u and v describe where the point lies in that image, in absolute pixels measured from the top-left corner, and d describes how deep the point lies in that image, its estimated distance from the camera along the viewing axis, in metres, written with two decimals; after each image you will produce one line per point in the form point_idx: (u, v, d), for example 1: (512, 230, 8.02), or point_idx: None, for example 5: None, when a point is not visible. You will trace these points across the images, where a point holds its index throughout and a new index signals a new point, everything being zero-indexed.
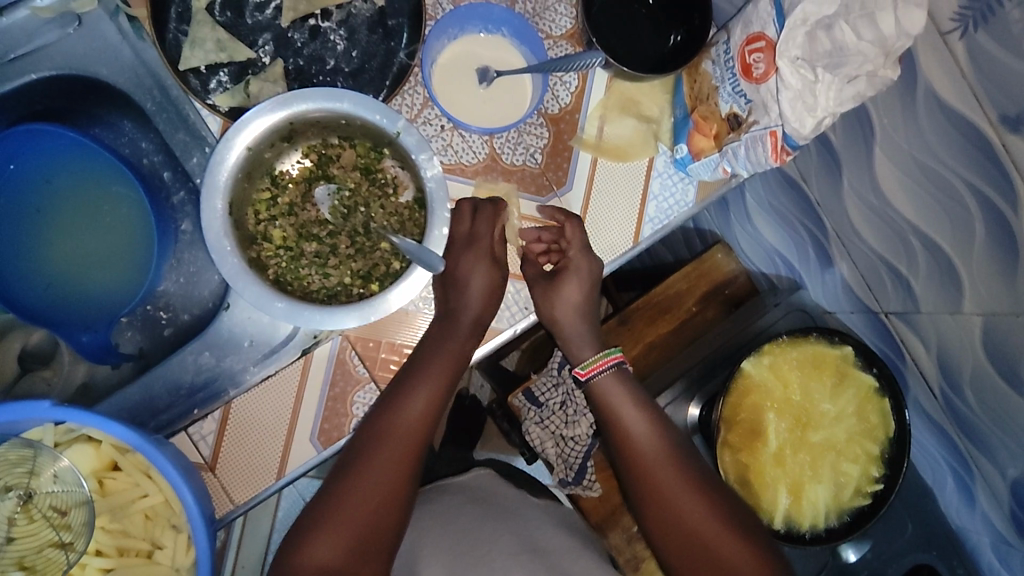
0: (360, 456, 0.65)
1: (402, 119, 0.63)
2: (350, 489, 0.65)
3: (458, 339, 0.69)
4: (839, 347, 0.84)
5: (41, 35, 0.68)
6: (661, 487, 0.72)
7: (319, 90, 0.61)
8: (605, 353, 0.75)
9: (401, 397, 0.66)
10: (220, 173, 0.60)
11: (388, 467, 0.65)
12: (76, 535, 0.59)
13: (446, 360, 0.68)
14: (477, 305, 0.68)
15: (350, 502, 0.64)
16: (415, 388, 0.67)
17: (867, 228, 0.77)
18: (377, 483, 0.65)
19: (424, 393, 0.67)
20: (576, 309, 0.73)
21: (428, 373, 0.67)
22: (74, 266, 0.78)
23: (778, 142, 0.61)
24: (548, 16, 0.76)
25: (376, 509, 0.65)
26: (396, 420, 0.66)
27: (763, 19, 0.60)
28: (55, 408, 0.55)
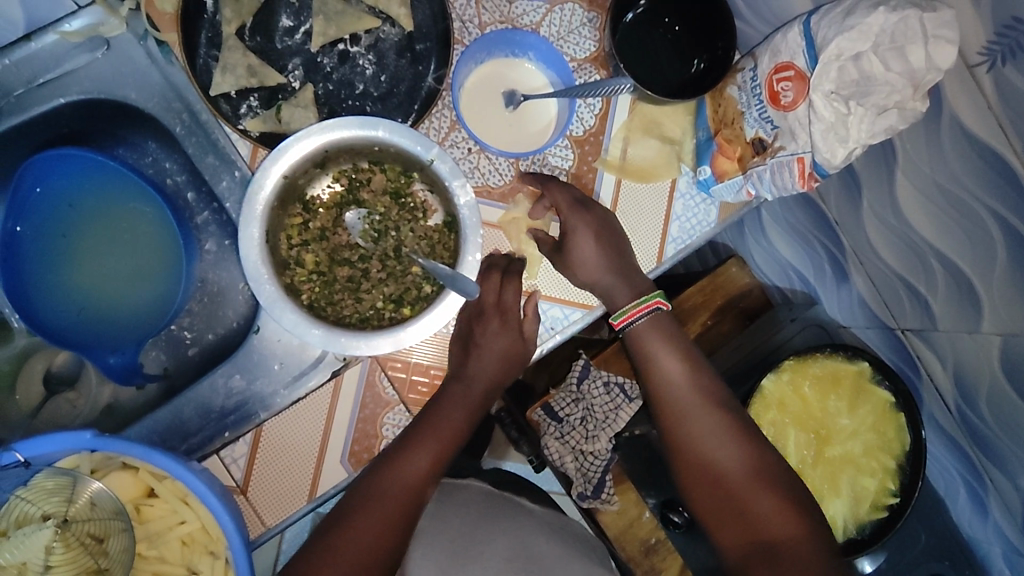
0: (363, 502, 0.63)
1: (436, 146, 0.64)
2: (345, 539, 0.61)
3: (468, 404, 0.70)
4: (856, 363, 0.86)
5: (70, 59, 0.68)
6: (708, 461, 0.73)
7: (354, 118, 0.62)
8: (639, 303, 0.74)
9: (411, 448, 0.66)
10: (257, 202, 0.61)
11: (390, 510, 0.63)
12: (113, 562, 0.59)
13: (454, 422, 0.69)
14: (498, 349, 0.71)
15: (347, 549, 0.60)
16: (426, 443, 0.67)
17: (887, 249, 0.79)
18: (373, 525, 0.62)
19: (432, 452, 0.67)
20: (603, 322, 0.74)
21: (437, 432, 0.68)
22: (100, 288, 0.76)
23: (807, 167, 0.63)
24: (572, 39, 0.77)
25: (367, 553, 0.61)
26: (404, 466, 0.65)
27: (792, 49, 0.61)
28: (97, 437, 0.56)
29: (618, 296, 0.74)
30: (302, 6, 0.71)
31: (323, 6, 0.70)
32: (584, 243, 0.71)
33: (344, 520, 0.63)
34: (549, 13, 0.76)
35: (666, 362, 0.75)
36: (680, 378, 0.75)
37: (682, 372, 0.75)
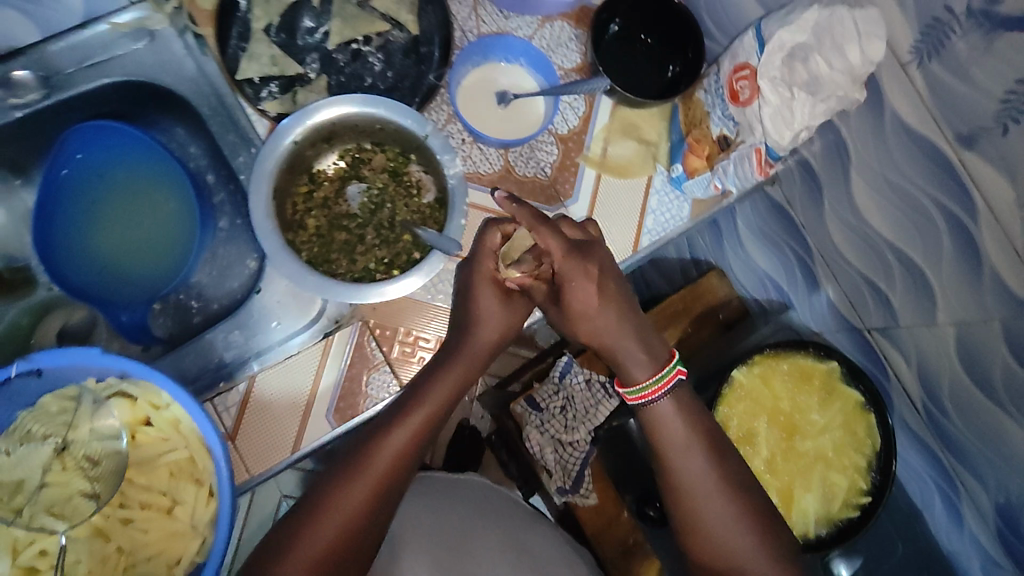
0: (352, 466, 0.66)
1: (430, 125, 0.72)
2: (333, 501, 0.64)
3: (464, 361, 0.71)
4: (825, 362, 0.89)
5: (115, 45, 0.78)
6: (715, 537, 0.70)
7: (360, 96, 0.70)
8: (658, 381, 0.72)
9: (402, 412, 0.68)
10: (268, 162, 0.68)
11: (369, 491, 0.65)
12: (103, 487, 0.63)
13: (445, 386, 0.70)
14: (490, 334, 0.72)
15: (332, 513, 0.64)
16: (416, 406, 0.69)
17: (850, 250, 0.84)
18: (357, 501, 0.65)
19: (423, 413, 0.69)
20: (599, 309, 0.71)
21: (427, 397, 0.69)
22: (121, 250, 0.83)
23: (762, 156, 0.70)
24: (561, 51, 0.86)
25: (343, 532, 0.63)
26: (395, 430, 0.68)
27: (747, 51, 0.69)
28: (106, 355, 0.59)
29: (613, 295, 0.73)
30: (323, 11, 0.81)
31: (341, 11, 0.80)
32: (580, 287, 0.70)
33: (325, 495, 0.65)
34: (540, 28, 0.86)
35: (677, 437, 0.72)
36: (693, 459, 0.72)
37: (694, 451, 0.72)
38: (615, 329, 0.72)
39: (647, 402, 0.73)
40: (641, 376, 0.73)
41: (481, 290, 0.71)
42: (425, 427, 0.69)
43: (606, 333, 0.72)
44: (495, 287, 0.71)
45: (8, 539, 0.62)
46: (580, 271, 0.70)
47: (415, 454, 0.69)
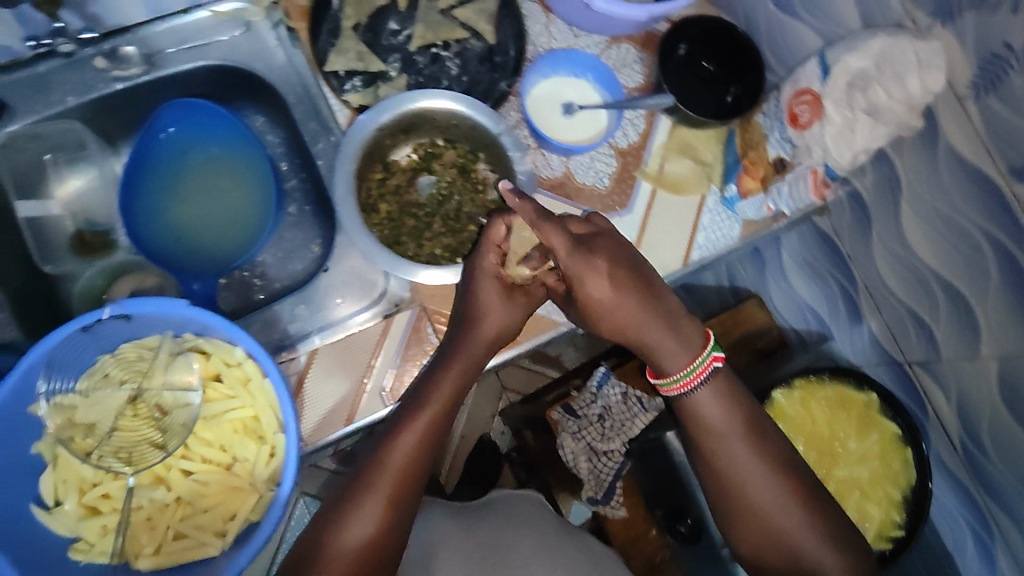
0: (357, 490, 0.68)
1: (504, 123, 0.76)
2: (342, 526, 0.67)
3: (454, 378, 0.73)
4: (864, 393, 0.90)
5: (213, 31, 0.84)
6: (765, 514, 0.74)
7: (444, 92, 0.74)
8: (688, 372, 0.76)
9: (397, 433, 0.70)
10: (354, 145, 0.73)
11: (378, 508, 0.68)
12: (170, 436, 0.66)
13: (437, 402, 0.72)
14: (495, 325, 0.74)
15: (343, 537, 0.66)
16: (409, 425, 0.71)
17: (896, 281, 0.87)
18: (366, 523, 0.67)
19: (416, 432, 0.71)
20: (608, 300, 0.72)
21: (420, 416, 0.71)
22: (197, 223, 0.87)
23: (819, 176, 0.74)
24: (625, 71, 0.91)
25: (361, 548, 0.66)
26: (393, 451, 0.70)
27: (809, 76, 0.72)
28: (191, 307, 0.63)
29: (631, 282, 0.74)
30: (408, 16, 0.86)
31: (426, 16, 0.86)
32: (590, 282, 0.72)
33: (337, 518, 0.68)
34: (607, 49, 0.91)
35: (717, 424, 0.76)
36: (734, 445, 0.75)
37: (736, 438, 0.76)
38: (633, 316, 0.74)
39: (687, 392, 0.77)
40: (682, 361, 0.76)
41: (482, 285, 0.74)
42: (427, 440, 0.71)
43: (625, 320, 0.74)
44: (500, 280, 0.74)
45: (76, 478, 0.64)
46: (588, 266, 0.71)
47: (417, 469, 0.71)
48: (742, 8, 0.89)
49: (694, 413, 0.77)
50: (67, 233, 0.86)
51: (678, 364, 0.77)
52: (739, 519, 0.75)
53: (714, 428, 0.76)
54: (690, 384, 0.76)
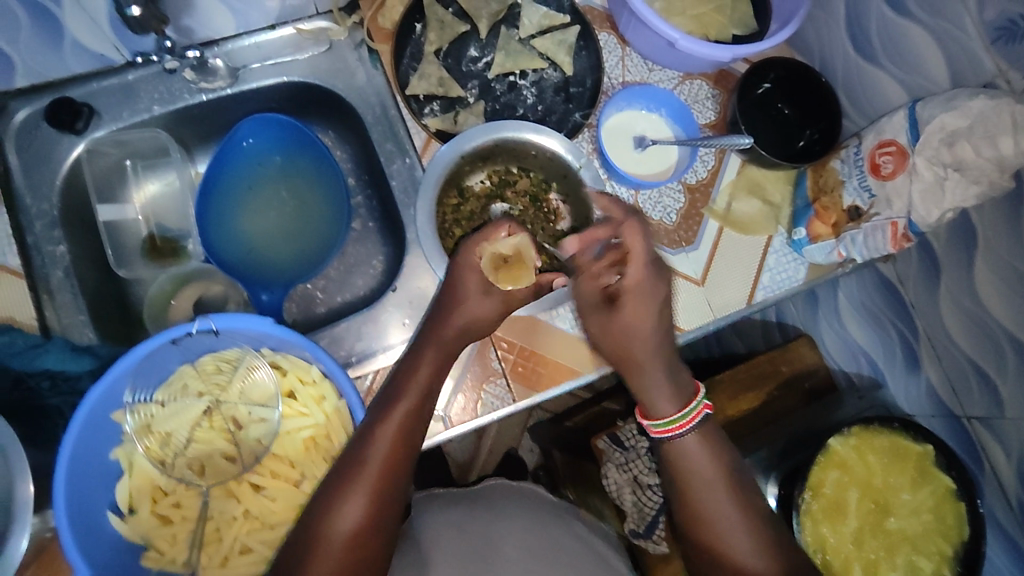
0: (341, 476, 0.62)
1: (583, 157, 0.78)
2: (329, 515, 0.61)
3: (433, 355, 0.70)
4: (920, 444, 0.88)
5: (297, 49, 0.85)
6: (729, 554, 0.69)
7: (526, 126, 0.77)
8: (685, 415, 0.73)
9: (382, 410, 0.65)
10: (437, 174, 0.76)
11: (366, 492, 0.62)
12: (245, 451, 0.68)
13: (417, 383, 0.68)
14: (461, 321, 0.71)
15: (331, 525, 0.60)
16: (392, 403, 0.66)
17: (961, 333, 0.85)
18: (354, 510, 0.61)
19: (403, 410, 0.65)
20: (642, 334, 0.74)
21: (401, 395, 0.67)
22: (268, 234, 0.88)
23: (899, 230, 0.73)
24: (697, 107, 0.91)
25: (350, 540, 0.60)
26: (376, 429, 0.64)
27: (896, 128, 0.72)
28: (276, 325, 0.63)
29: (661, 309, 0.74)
30: (488, 43, 0.88)
31: (506, 45, 0.87)
32: (636, 300, 0.73)
33: (322, 509, 0.61)
34: (680, 84, 0.91)
35: (701, 460, 0.72)
36: (715, 487, 0.71)
37: (715, 474, 0.72)
38: (646, 347, 0.74)
39: (676, 435, 0.73)
40: (671, 398, 0.74)
41: (464, 275, 0.72)
42: (411, 423, 0.65)
43: (632, 345, 0.74)
44: (482, 274, 0.72)
45: (151, 487, 0.66)
46: (639, 291, 0.73)
47: (409, 448, 0.65)
48: (819, 51, 0.89)
49: (680, 455, 0.73)
50: (140, 237, 0.87)
51: (667, 412, 0.74)
52: (702, 554, 0.71)
53: (694, 468, 0.72)
54: (682, 429, 0.73)
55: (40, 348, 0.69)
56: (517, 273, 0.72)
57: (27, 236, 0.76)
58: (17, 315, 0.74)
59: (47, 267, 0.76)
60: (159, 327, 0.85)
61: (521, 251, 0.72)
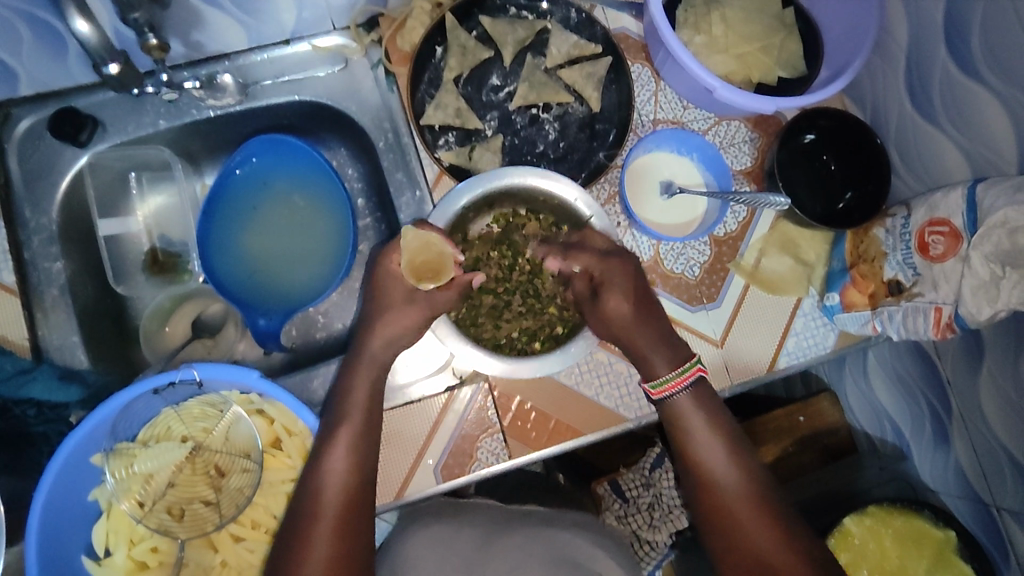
0: (322, 438, 0.63)
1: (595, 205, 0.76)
2: (318, 474, 0.61)
3: (375, 346, 0.68)
4: (942, 529, 0.82)
5: (310, 66, 0.80)
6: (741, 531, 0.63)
7: (531, 169, 0.74)
8: (683, 370, 0.68)
9: (348, 380, 0.66)
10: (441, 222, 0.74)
11: (348, 457, 0.61)
12: (225, 499, 0.66)
13: (370, 362, 0.68)
14: (386, 334, 0.69)
15: (320, 483, 0.60)
16: (355, 373, 0.67)
17: (998, 418, 0.76)
18: (335, 467, 0.61)
19: (364, 381, 0.66)
20: (629, 321, 0.70)
21: (356, 369, 0.67)
22: (271, 258, 0.85)
23: (944, 317, 0.66)
24: (732, 151, 0.84)
25: (342, 511, 0.59)
26: (347, 395, 0.65)
27: (951, 208, 0.66)
28: (262, 379, 0.63)
29: (643, 295, 0.71)
30: (512, 71, 0.83)
31: (530, 76, 0.81)
32: (613, 295, 0.70)
33: (312, 473, 0.61)
34: (716, 125, 0.84)
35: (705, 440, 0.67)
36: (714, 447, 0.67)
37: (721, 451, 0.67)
38: (633, 334, 0.70)
39: (667, 396, 0.69)
40: (663, 368, 0.69)
41: (387, 287, 0.70)
42: (372, 403, 0.65)
43: (623, 334, 0.70)
44: (405, 281, 0.69)
45: (128, 530, 0.65)
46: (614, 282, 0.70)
47: (375, 415, 0.65)
48: (873, 100, 0.81)
49: (681, 415, 0.68)
50: (141, 250, 0.84)
51: (657, 373, 0.70)
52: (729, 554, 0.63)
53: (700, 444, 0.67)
54: (673, 390, 0.68)
55: (28, 375, 0.69)
56: (440, 272, 0.69)
57: (24, 252, 0.74)
58: (10, 335, 0.72)
59: (42, 285, 0.74)
60: (152, 347, 0.84)
61: (436, 249, 0.68)
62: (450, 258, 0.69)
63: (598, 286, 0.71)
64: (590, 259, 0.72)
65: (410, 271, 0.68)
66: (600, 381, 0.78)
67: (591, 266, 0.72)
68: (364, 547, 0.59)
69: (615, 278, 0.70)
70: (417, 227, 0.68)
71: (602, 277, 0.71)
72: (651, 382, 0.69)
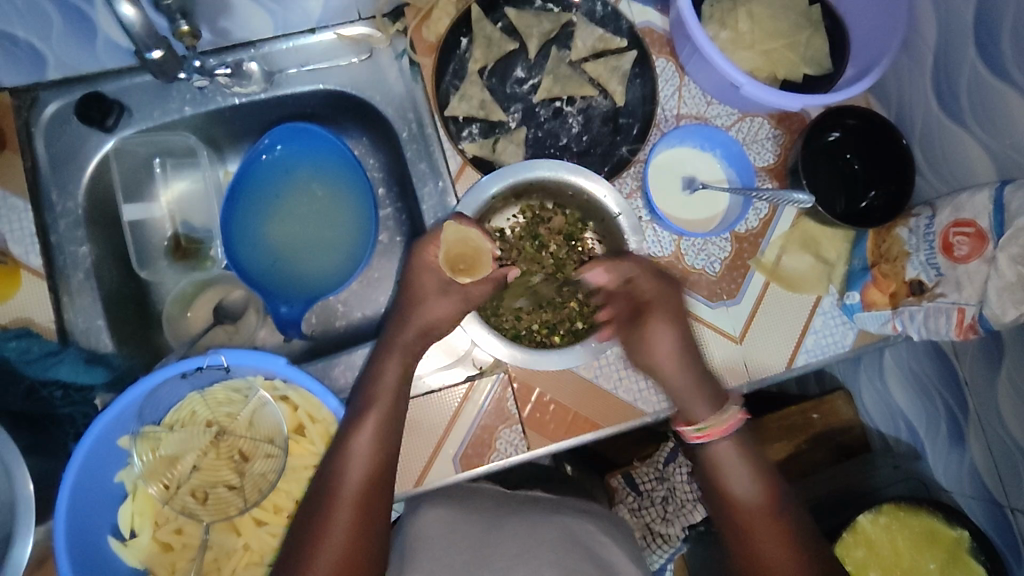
0: (350, 419, 0.64)
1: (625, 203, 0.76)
2: (342, 453, 0.62)
3: (403, 334, 0.70)
4: (955, 528, 0.82)
5: (335, 55, 0.80)
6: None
7: (563, 164, 0.75)
8: (718, 420, 0.71)
9: (378, 363, 0.67)
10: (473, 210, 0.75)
11: (374, 436, 0.62)
12: (248, 483, 0.67)
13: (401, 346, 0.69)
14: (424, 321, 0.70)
15: (343, 463, 0.61)
16: (390, 355, 0.68)
17: (1015, 419, 0.76)
18: (360, 447, 0.62)
19: (396, 365, 0.67)
20: (672, 356, 0.73)
21: (393, 350, 0.69)
22: (293, 246, 0.85)
23: (966, 318, 0.66)
24: (755, 148, 0.84)
25: (362, 488, 0.61)
26: (376, 377, 0.66)
27: (976, 209, 0.66)
28: (288, 365, 0.63)
29: (683, 327, 0.74)
30: (536, 63, 0.83)
31: (555, 68, 0.82)
32: (656, 327, 0.73)
33: (336, 454, 0.62)
34: (739, 121, 0.84)
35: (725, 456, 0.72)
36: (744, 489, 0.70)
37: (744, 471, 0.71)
38: (677, 373, 0.73)
39: (708, 441, 0.72)
40: (706, 412, 0.72)
41: (419, 278, 0.72)
42: (404, 382, 0.67)
43: (661, 373, 0.73)
44: (440, 273, 0.72)
45: (153, 512, 0.66)
46: (658, 311, 0.74)
47: (403, 399, 0.66)
48: (898, 99, 0.81)
49: (717, 462, 0.72)
50: (163, 238, 0.85)
51: (694, 416, 0.72)
52: None
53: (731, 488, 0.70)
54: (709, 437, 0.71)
55: (56, 358, 0.70)
56: (474, 266, 0.72)
57: (51, 236, 0.75)
58: (37, 318, 0.73)
59: (68, 269, 0.75)
60: (175, 331, 0.85)
61: (474, 244, 0.71)
62: (486, 254, 0.72)
63: (644, 308, 0.74)
64: (641, 271, 0.74)
65: (443, 260, 0.71)
66: (619, 375, 0.78)
67: (643, 286, 0.74)
68: (381, 529, 0.61)
69: (661, 302, 0.74)
70: (459, 220, 0.70)
71: (648, 302, 0.74)
72: (694, 427, 0.71)
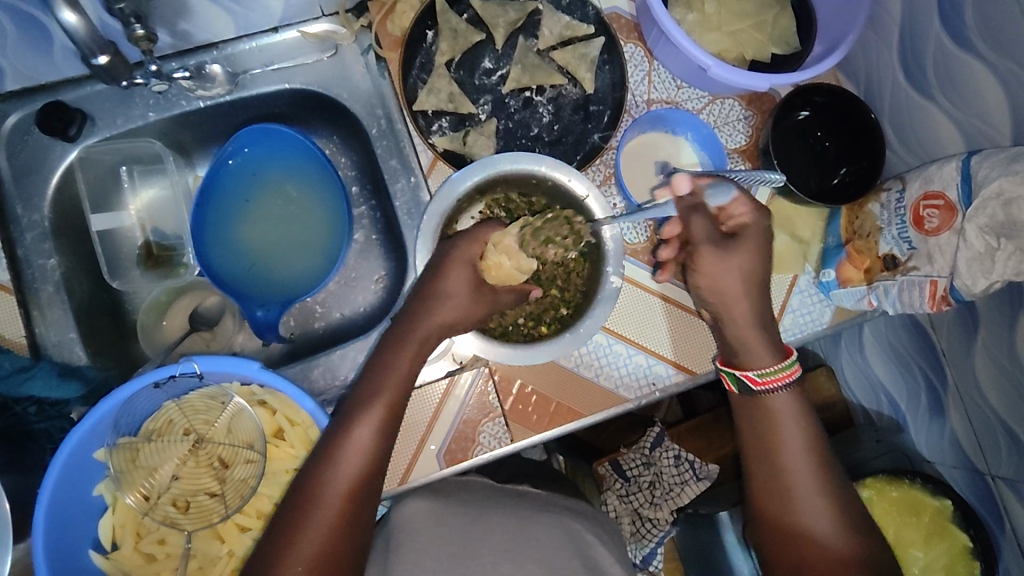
0: (354, 410, 0.62)
1: (588, 184, 0.76)
2: (340, 445, 0.60)
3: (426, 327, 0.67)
4: (937, 498, 0.82)
5: (300, 54, 0.79)
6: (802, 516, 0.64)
7: (514, 154, 0.75)
8: (783, 367, 0.68)
9: (390, 351, 0.66)
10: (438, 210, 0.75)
11: (376, 428, 0.62)
12: (229, 490, 0.67)
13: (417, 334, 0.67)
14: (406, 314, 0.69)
15: (342, 453, 0.60)
16: (401, 344, 0.67)
17: (992, 387, 0.76)
18: (361, 438, 0.61)
19: (407, 355, 0.66)
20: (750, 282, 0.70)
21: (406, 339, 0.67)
22: (267, 247, 0.85)
23: (939, 290, 0.67)
24: (727, 129, 0.84)
25: (353, 487, 0.59)
26: (387, 367, 0.65)
27: (945, 181, 0.66)
28: (263, 370, 0.63)
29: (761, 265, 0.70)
30: (504, 54, 0.82)
31: (523, 58, 0.81)
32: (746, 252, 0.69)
33: (330, 447, 0.61)
34: (710, 103, 0.84)
35: (787, 434, 0.68)
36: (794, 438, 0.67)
37: (804, 463, 0.66)
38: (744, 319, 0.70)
39: (771, 388, 0.68)
40: (769, 360, 0.69)
41: (454, 272, 0.69)
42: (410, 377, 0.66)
43: (726, 303, 0.70)
44: (473, 273, 0.70)
45: (133, 524, 0.66)
46: (755, 233, 0.70)
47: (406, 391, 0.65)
48: (867, 76, 0.81)
49: (771, 413, 0.68)
50: (135, 245, 0.84)
51: (761, 363, 0.69)
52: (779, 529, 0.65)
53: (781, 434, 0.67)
54: (776, 382, 0.68)
55: (27, 373, 0.69)
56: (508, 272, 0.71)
57: (17, 249, 0.73)
58: (6, 333, 0.72)
59: (37, 282, 0.74)
60: (149, 340, 0.84)
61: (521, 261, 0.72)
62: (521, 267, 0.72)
63: (737, 232, 0.70)
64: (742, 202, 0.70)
65: (493, 256, 0.70)
66: (600, 363, 0.78)
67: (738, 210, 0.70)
68: (366, 522, 0.60)
69: (755, 231, 0.70)
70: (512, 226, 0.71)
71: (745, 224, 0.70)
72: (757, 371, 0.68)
